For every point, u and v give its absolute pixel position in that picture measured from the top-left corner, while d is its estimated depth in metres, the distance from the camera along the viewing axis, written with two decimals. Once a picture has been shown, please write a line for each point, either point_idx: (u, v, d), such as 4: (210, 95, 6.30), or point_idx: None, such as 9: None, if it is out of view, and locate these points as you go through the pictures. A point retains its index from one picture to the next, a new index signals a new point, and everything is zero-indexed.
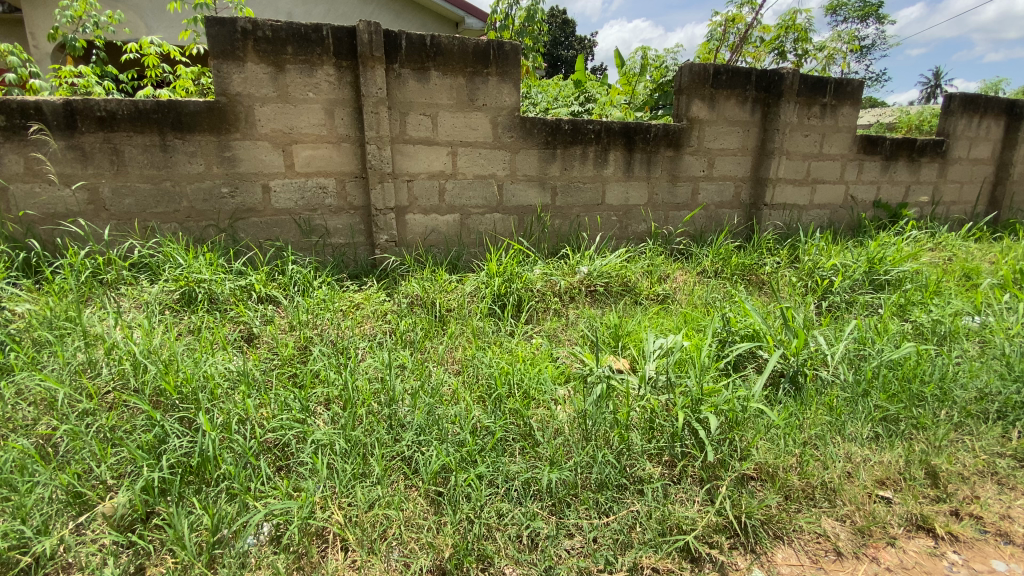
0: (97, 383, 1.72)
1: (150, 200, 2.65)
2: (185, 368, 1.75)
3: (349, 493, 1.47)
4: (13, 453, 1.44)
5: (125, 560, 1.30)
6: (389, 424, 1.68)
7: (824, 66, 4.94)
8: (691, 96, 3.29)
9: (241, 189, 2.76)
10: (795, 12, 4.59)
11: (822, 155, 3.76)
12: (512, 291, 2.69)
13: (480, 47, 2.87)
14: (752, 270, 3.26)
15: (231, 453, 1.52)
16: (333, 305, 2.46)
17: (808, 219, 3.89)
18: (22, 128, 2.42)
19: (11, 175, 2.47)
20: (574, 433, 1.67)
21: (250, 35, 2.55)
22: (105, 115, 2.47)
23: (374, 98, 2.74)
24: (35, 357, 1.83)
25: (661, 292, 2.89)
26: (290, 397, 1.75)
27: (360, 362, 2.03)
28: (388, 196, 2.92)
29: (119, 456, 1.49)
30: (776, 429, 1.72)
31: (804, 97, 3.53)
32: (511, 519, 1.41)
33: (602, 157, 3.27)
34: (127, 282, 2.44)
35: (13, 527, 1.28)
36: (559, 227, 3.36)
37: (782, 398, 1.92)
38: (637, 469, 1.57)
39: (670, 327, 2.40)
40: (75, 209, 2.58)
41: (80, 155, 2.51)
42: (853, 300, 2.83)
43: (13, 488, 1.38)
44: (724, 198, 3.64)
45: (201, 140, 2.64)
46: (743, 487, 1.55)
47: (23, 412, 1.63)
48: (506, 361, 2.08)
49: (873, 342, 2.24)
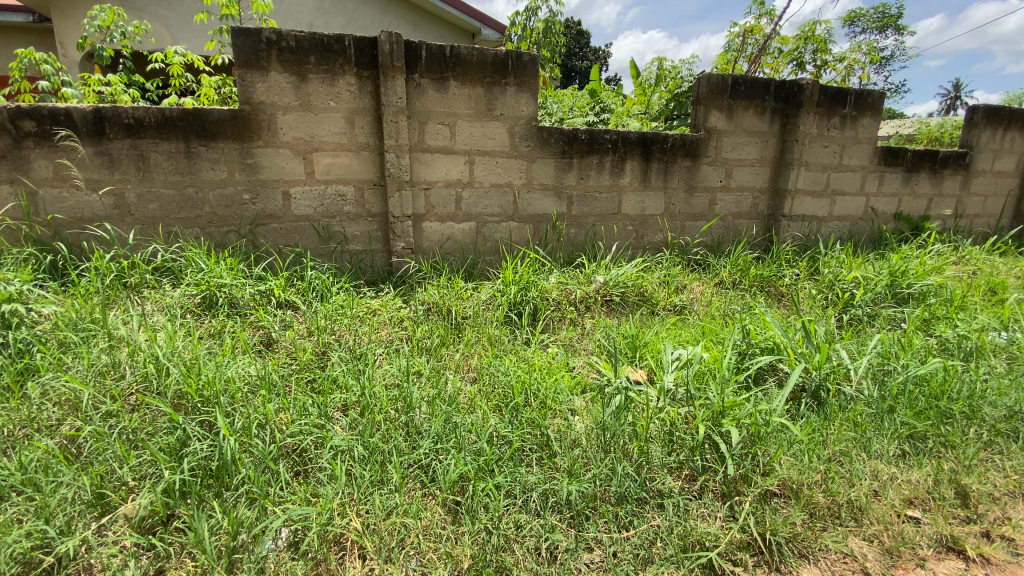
0: (121, 385, 1.74)
1: (174, 205, 2.70)
2: (207, 372, 1.76)
3: (367, 500, 1.46)
4: (37, 452, 1.48)
5: (146, 562, 1.31)
6: (405, 432, 1.68)
7: (843, 77, 4.89)
8: (709, 106, 3.27)
9: (262, 196, 2.81)
10: (815, 23, 4.57)
11: (843, 166, 3.72)
12: (528, 300, 2.69)
13: (499, 57, 2.90)
14: (770, 282, 3.23)
15: (250, 457, 1.53)
16: (351, 311, 2.48)
17: (828, 230, 3.84)
18: (52, 134, 2.48)
19: (41, 179, 2.53)
20: (592, 444, 1.65)
21: (275, 45, 2.60)
22: (132, 122, 2.53)
23: (393, 107, 2.77)
24: (61, 358, 1.87)
25: (679, 302, 2.86)
26: (309, 402, 1.76)
27: (377, 368, 2.04)
28: (406, 204, 2.94)
29: (141, 458, 1.51)
30: (800, 444, 1.68)
31: (824, 107, 3.50)
32: (529, 531, 1.39)
33: (619, 166, 3.26)
34: (150, 286, 2.48)
35: (37, 527, 1.30)
36: (575, 236, 3.35)
37: (804, 413, 1.87)
38: (657, 483, 1.55)
39: (687, 338, 2.37)
40: (101, 213, 2.64)
41: (108, 161, 2.57)
42: (875, 313, 2.78)
43: (38, 488, 1.41)
44: (742, 209, 3.61)
45: (224, 147, 2.69)
46: (766, 504, 1.52)
47: (48, 412, 1.66)
48: (523, 369, 2.08)
49: (897, 357, 2.19)
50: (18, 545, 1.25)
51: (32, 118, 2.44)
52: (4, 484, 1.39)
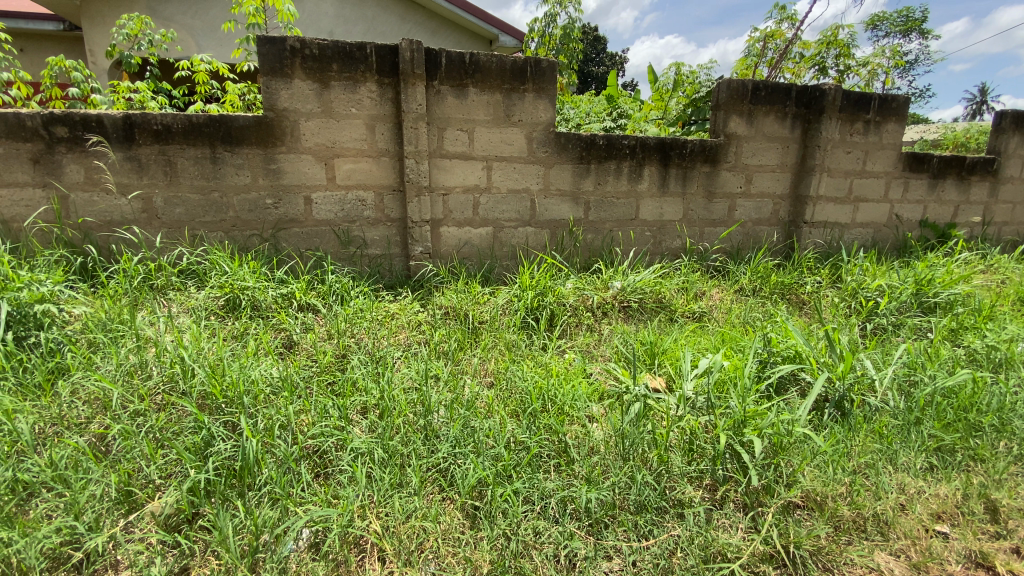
0: (148, 384, 1.79)
1: (199, 209, 2.77)
2: (231, 373, 1.79)
3: (386, 502, 1.47)
4: (68, 450, 1.53)
5: (171, 559, 1.33)
6: (423, 436, 1.69)
7: (866, 82, 4.82)
8: (729, 111, 3.24)
9: (285, 201, 2.86)
10: (837, 27, 4.51)
11: (866, 172, 3.65)
12: (545, 305, 2.69)
13: (518, 64, 2.91)
14: (791, 290, 3.19)
15: (272, 458, 1.55)
16: (370, 314, 2.51)
17: (850, 237, 3.77)
18: (83, 139, 2.55)
19: (72, 184, 2.61)
20: (611, 452, 1.64)
21: (298, 53, 2.65)
22: (160, 128, 2.60)
23: (413, 113, 2.81)
24: (91, 358, 1.92)
25: (698, 309, 2.84)
26: (329, 404, 1.78)
27: (396, 371, 2.06)
28: (425, 209, 2.97)
29: (168, 457, 1.55)
30: (824, 455, 1.65)
31: (847, 113, 3.45)
32: (547, 537, 1.39)
33: (637, 172, 3.25)
34: (175, 288, 2.54)
35: (67, 523, 1.34)
36: (592, 242, 3.34)
37: (828, 423, 1.83)
38: (677, 492, 1.53)
39: (707, 346, 2.34)
40: (129, 217, 2.71)
41: (137, 166, 2.65)
42: (900, 322, 2.72)
43: (68, 484, 1.45)
44: (763, 215, 3.56)
45: (248, 153, 2.74)
46: (788, 516, 1.49)
47: (78, 410, 1.71)
48: (540, 375, 2.07)
49: (923, 368, 2.15)
50: (48, 541, 1.30)
51: (66, 125, 2.51)
52: (37, 480, 1.44)
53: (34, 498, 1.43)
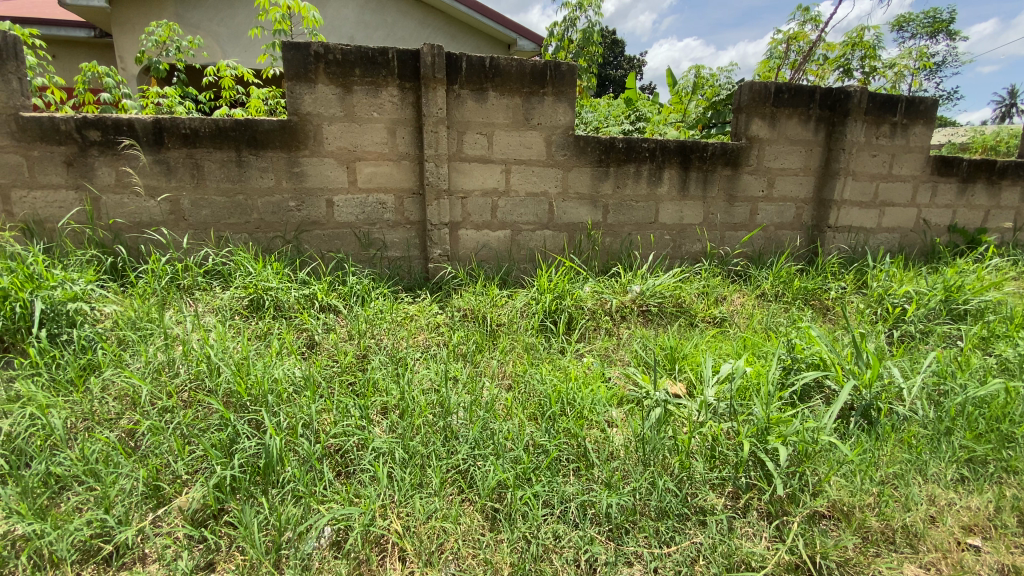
0: (176, 381, 1.83)
1: (224, 211, 2.83)
2: (255, 372, 1.83)
3: (407, 502, 1.48)
4: (99, 444, 1.57)
5: (198, 554, 1.36)
6: (443, 437, 1.70)
7: (892, 83, 4.72)
8: (751, 114, 3.20)
9: (308, 203, 2.90)
10: (863, 28, 4.43)
11: (892, 176, 3.58)
12: (563, 309, 2.68)
13: (538, 68, 2.92)
14: (814, 295, 3.13)
15: (296, 456, 1.57)
16: (390, 315, 2.53)
17: (876, 242, 3.69)
18: (115, 143, 2.63)
19: (104, 186, 2.69)
20: (631, 457, 1.63)
21: (322, 58, 2.69)
22: (189, 132, 2.66)
23: (434, 117, 2.84)
24: (120, 355, 1.97)
25: (719, 314, 2.80)
26: (350, 404, 1.80)
27: (416, 372, 2.08)
28: (444, 212, 3.00)
29: (195, 453, 1.59)
30: (851, 465, 1.62)
31: (873, 115, 3.38)
32: (567, 542, 1.38)
33: (657, 175, 3.22)
34: (201, 288, 2.60)
35: (97, 516, 1.39)
36: (610, 245, 3.33)
37: (854, 432, 1.79)
38: (699, 499, 1.51)
39: (728, 351, 2.31)
40: (158, 218, 2.78)
41: (166, 169, 2.72)
42: (929, 330, 2.65)
43: (99, 478, 1.50)
44: (785, 219, 3.51)
45: (273, 156, 2.80)
46: (814, 526, 1.47)
47: (108, 405, 1.76)
48: (559, 379, 2.06)
49: (954, 376, 2.09)
50: (79, 533, 1.34)
51: (99, 129, 2.59)
52: (69, 473, 1.49)
53: (67, 491, 1.48)
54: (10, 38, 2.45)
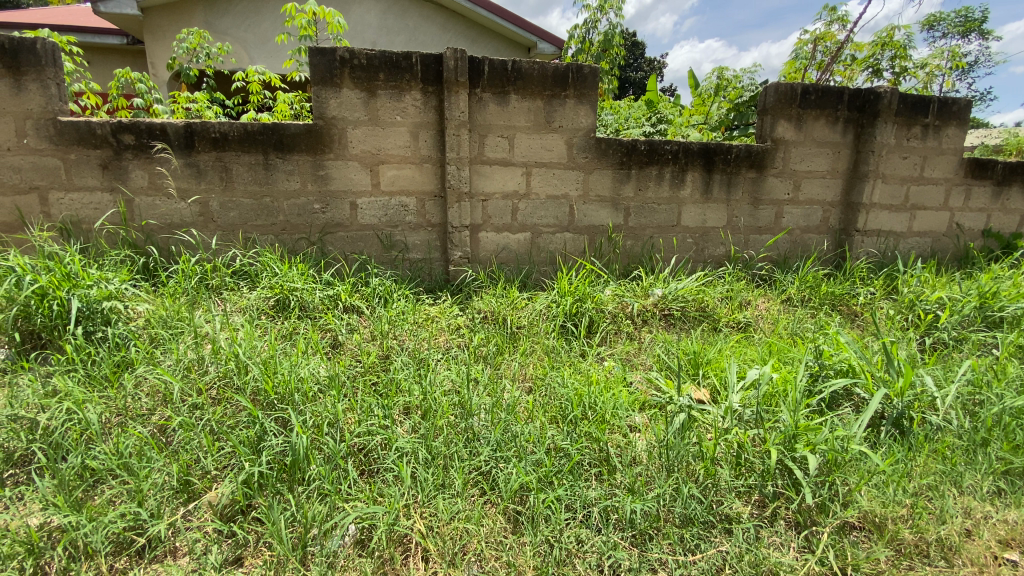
0: (205, 379, 1.87)
1: (251, 213, 2.89)
2: (282, 371, 1.86)
3: (430, 502, 1.49)
4: (133, 439, 1.62)
5: (227, 549, 1.40)
6: (465, 439, 1.70)
7: (923, 84, 4.60)
8: (776, 116, 3.15)
9: (332, 206, 2.95)
10: (892, 28, 4.33)
11: (923, 179, 3.48)
12: (584, 312, 2.67)
13: (560, 71, 2.92)
14: (842, 301, 3.07)
15: (321, 454, 1.60)
16: (411, 317, 2.55)
17: (906, 247, 3.60)
18: (148, 147, 2.71)
19: (137, 188, 2.77)
20: (654, 463, 1.61)
21: (347, 63, 2.74)
22: (218, 136, 2.73)
23: (456, 121, 2.86)
24: (152, 353, 2.03)
25: (743, 319, 2.76)
26: (374, 404, 1.82)
27: (438, 373, 2.09)
28: (465, 214, 3.01)
29: (224, 449, 1.62)
30: (882, 475, 1.58)
31: (903, 117, 3.30)
32: (591, 546, 1.38)
33: (679, 177, 3.19)
34: (229, 288, 2.66)
35: (131, 509, 1.43)
36: (631, 248, 3.31)
37: (885, 442, 1.74)
38: (725, 507, 1.49)
39: (753, 357, 2.27)
40: (188, 220, 2.86)
41: (196, 172, 2.79)
42: (963, 337, 2.56)
43: (133, 471, 1.54)
44: (812, 223, 3.44)
45: (299, 159, 2.85)
46: (844, 537, 1.43)
47: (141, 401, 1.81)
48: (580, 382, 2.05)
49: (990, 386, 2.02)
50: (113, 526, 1.38)
51: (133, 133, 2.67)
52: (104, 466, 1.54)
53: (103, 483, 1.53)
54: (49, 45, 2.54)
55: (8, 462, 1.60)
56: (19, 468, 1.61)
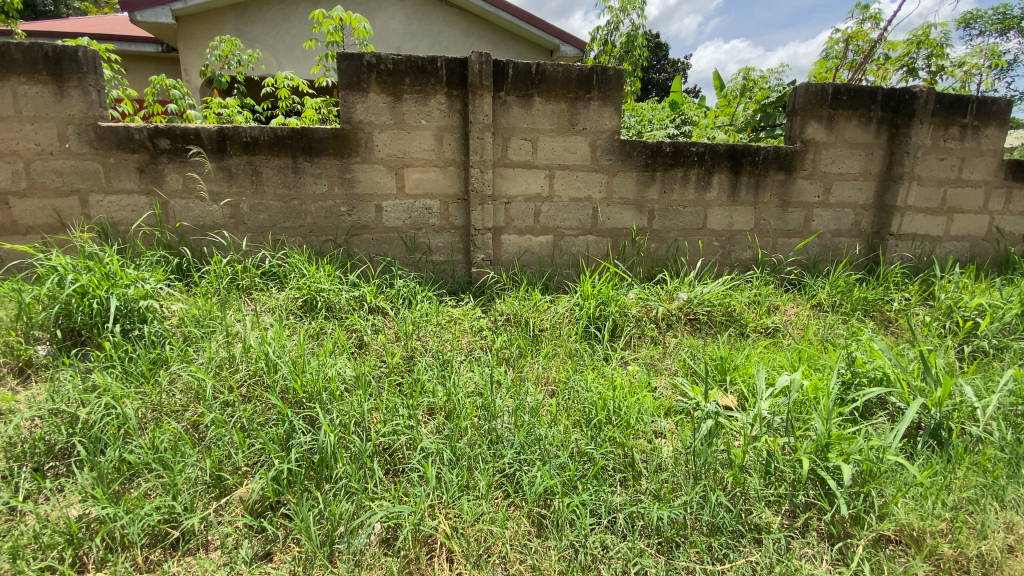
0: (236, 377, 1.92)
1: (280, 215, 2.95)
2: (311, 370, 1.90)
3: (455, 504, 1.49)
4: (168, 434, 1.67)
5: (257, 544, 1.43)
6: (489, 441, 1.71)
7: (961, 84, 4.45)
8: (806, 117, 3.09)
9: (358, 208, 3.00)
10: (928, 26, 4.20)
11: (961, 181, 3.36)
12: (608, 315, 2.65)
13: (584, 73, 2.92)
14: (875, 306, 2.98)
15: (348, 453, 1.63)
16: (435, 318, 2.57)
17: (943, 251, 3.48)
18: (184, 151, 2.80)
19: (172, 191, 2.86)
20: (680, 469, 1.59)
21: (374, 68, 2.78)
22: (249, 140, 2.81)
23: (480, 124, 2.88)
24: (186, 351, 2.09)
25: (772, 324, 2.70)
26: (399, 404, 1.84)
27: (461, 374, 2.10)
28: (488, 217, 3.03)
29: (255, 446, 1.66)
30: (920, 487, 1.52)
31: (940, 117, 3.20)
32: (616, 553, 1.36)
33: (705, 180, 3.15)
34: (258, 288, 2.72)
35: (166, 502, 1.47)
36: (655, 251, 3.27)
37: (922, 453, 1.69)
38: (754, 516, 1.47)
39: (782, 363, 2.23)
40: (219, 222, 2.93)
41: (227, 175, 2.87)
42: (1004, 346, 2.46)
43: (168, 466, 1.59)
44: (843, 226, 3.35)
45: (326, 163, 2.90)
46: (879, 551, 1.39)
47: (175, 398, 1.87)
48: (604, 387, 2.03)
49: None
50: (150, 518, 1.43)
51: (169, 138, 2.76)
52: (141, 460, 1.59)
53: (139, 477, 1.58)
54: (90, 53, 2.64)
55: (49, 454, 1.66)
56: (60, 460, 1.68)
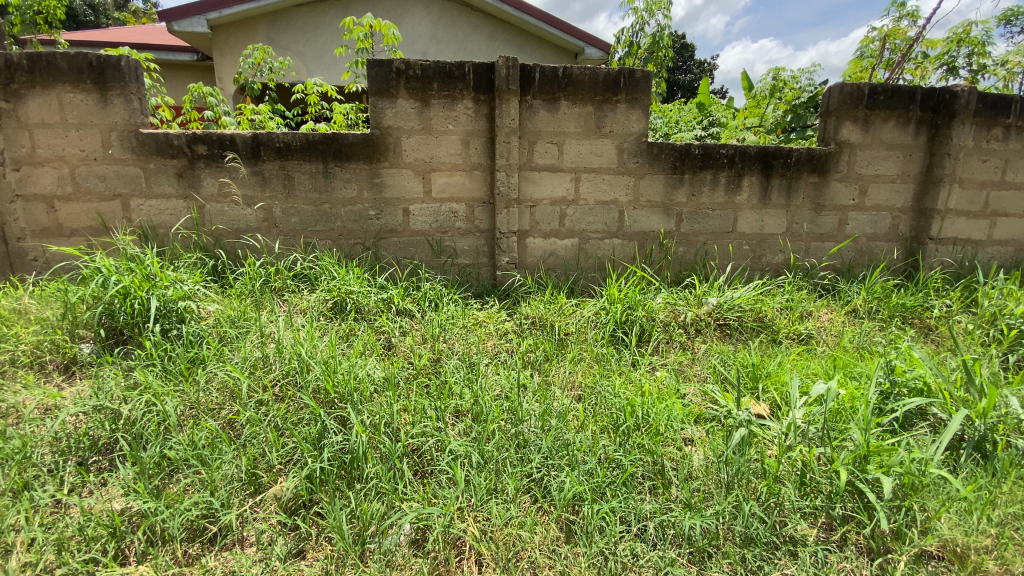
0: (270, 377, 1.97)
1: (312, 219, 3.02)
2: (342, 371, 1.94)
3: (484, 507, 1.50)
4: (206, 432, 1.72)
5: (291, 541, 1.46)
6: (516, 445, 1.71)
7: (1004, 83, 4.27)
8: (841, 118, 3.01)
9: (386, 212, 3.04)
10: (969, 23, 4.06)
11: (1006, 183, 3.23)
12: (635, 320, 2.62)
13: (611, 76, 2.90)
14: (914, 313, 2.89)
15: (379, 453, 1.66)
16: (461, 321, 2.59)
17: (986, 256, 3.34)
18: (220, 156, 2.89)
19: (208, 195, 2.95)
20: (712, 478, 1.56)
21: (403, 74, 2.83)
22: (282, 146, 2.88)
23: (507, 128, 2.90)
24: (222, 350, 2.15)
25: (804, 331, 2.64)
26: (427, 405, 1.86)
27: (487, 377, 2.11)
28: (513, 220, 3.04)
29: (289, 445, 1.70)
30: (965, 503, 1.47)
31: (983, 117, 3.08)
32: (647, 561, 1.35)
33: (735, 182, 3.10)
34: (290, 290, 2.79)
35: (204, 497, 1.52)
36: (683, 255, 3.23)
37: (965, 466, 1.62)
38: (789, 528, 1.44)
39: (816, 370, 2.17)
40: (253, 225, 3.02)
41: (261, 180, 2.95)
42: None
43: (206, 462, 1.64)
44: (879, 230, 3.25)
45: (355, 167, 2.96)
46: (921, 568, 1.35)
47: (211, 396, 1.92)
48: (632, 393, 2.01)
49: None
50: (189, 513, 1.48)
51: (206, 144, 2.86)
52: (180, 457, 1.65)
53: (178, 472, 1.64)
54: (132, 62, 2.76)
55: (93, 449, 1.73)
56: (103, 455, 1.74)
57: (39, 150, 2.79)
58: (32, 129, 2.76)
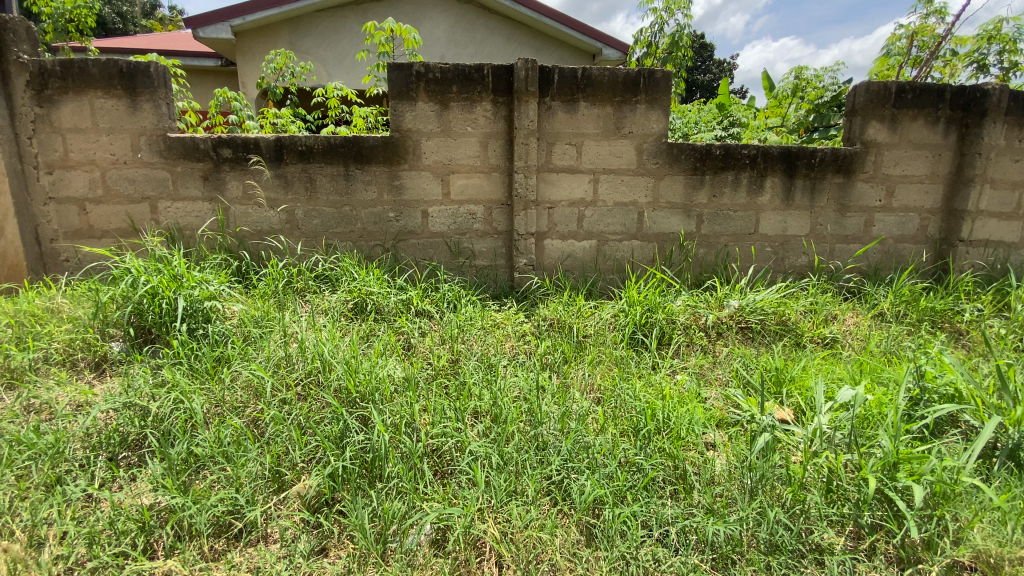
0: (293, 376, 2.00)
1: (333, 221, 3.07)
2: (364, 372, 1.96)
3: (504, 508, 1.51)
4: (232, 429, 1.76)
5: (314, 539, 1.48)
6: (536, 447, 1.71)
7: None
8: (867, 117, 2.95)
9: (405, 214, 3.07)
10: (1000, 20, 3.95)
11: None
12: (655, 322, 2.61)
13: (631, 76, 2.89)
14: (944, 317, 2.81)
15: (400, 453, 1.67)
16: (479, 322, 2.60)
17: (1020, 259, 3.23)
18: (244, 159, 2.95)
19: (233, 198, 3.01)
20: (734, 483, 1.54)
21: (423, 77, 2.85)
22: (304, 149, 2.93)
23: (525, 130, 2.90)
24: (246, 350, 2.19)
25: (829, 335, 2.59)
26: (447, 406, 1.87)
27: (506, 378, 2.12)
28: (531, 222, 3.05)
29: (312, 443, 1.73)
30: (1000, 513, 1.42)
31: (1015, 115, 2.99)
32: (669, 566, 1.34)
33: (757, 183, 3.05)
34: (312, 291, 2.84)
35: (229, 494, 1.55)
36: (703, 257, 3.20)
37: (1000, 475, 1.57)
38: (816, 537, 1.41)
39: (842, 375, 2.12)
40: (276, 227, 3.07)
41: (283, 182, 3.00)
42: None
43: (232, 459, 1.68)
44: (906, 231, 3.17)
45: (376, 170, 2.99)
46: None
47: (236, 394, 1.96)
48: (652, 396, 1.99)
49: None
50: (215, 509, 1.51)
51: (231, 147, 2.92)
52: (206, 453, 1.69)
53: (204, 469, 1.68)
54: (161, 68, 2.83)
55: (123, 444, 1.78)
56: (132, 451, 1.79)
57: (71, 154, 2.88)
58: (66, 134, 2.85)
